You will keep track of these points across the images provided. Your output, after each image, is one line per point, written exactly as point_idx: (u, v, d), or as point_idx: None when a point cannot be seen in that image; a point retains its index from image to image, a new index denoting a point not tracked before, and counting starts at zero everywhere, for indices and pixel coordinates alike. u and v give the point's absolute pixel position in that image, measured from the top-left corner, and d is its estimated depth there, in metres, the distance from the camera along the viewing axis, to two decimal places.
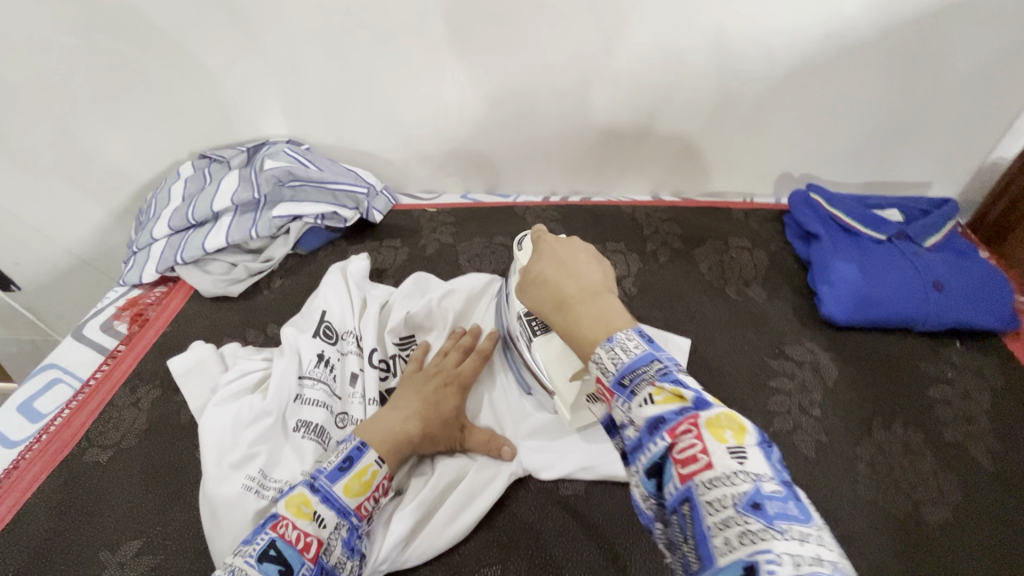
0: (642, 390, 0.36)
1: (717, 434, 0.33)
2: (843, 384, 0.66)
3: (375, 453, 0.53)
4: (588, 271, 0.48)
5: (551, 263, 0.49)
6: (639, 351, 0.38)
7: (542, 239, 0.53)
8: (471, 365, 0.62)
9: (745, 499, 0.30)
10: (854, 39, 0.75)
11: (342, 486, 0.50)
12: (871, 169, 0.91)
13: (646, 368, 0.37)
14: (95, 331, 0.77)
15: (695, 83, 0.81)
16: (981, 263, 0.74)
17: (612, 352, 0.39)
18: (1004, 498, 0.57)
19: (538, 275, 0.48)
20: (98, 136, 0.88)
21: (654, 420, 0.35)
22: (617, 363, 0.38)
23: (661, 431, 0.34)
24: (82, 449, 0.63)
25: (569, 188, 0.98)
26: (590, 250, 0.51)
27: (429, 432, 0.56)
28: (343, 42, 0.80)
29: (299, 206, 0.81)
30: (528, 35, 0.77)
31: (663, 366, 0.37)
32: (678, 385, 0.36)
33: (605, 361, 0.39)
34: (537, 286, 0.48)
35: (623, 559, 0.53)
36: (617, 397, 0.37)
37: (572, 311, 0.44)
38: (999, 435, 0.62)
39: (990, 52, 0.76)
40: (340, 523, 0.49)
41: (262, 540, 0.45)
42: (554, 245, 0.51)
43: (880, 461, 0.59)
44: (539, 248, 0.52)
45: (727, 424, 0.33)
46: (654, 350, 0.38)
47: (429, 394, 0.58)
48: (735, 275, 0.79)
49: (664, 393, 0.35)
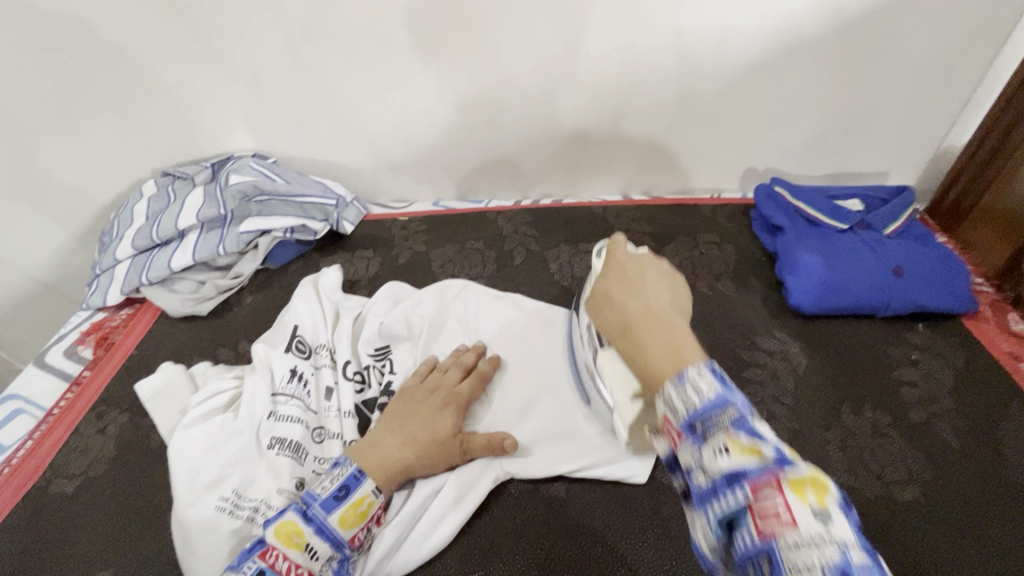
0: (716, 439, 0.32)
1: (800, 494, 0.30)
2: (813, 372, 0.68)
3: (372, 483, 0.52)
4: (657, 292, 0.44)
5: (618, 283, 0.45)
6: (712, 391, 0.34)
7: (610, 254, 0.49)
8: (471, 388, 0.60)
9: (834, 568, 0.27)
10: (806, 36, 0.77)
11: (337, 518, 0.50)
12: (831, 161, 0.94)
13: (719, 412, 0.33)
14: (58, 358, 0.75)
15: (657, 84, 0.82)
16: (938, 248, 0.76)
17: (680, 391, 0.35)
18: (966, 473, 0.59)
19: (610, 298, 0.45)
20: (55, 157, 0.85)
21: (731, 472, 0.31)
22: (688, 405, 0.34)
23: (742, 485, 0.31)
24: (46, 480, 0.61)
25: (540, 191, 0.98)
26: (662, 266, 0.47)
27: (426, 456, 0.55)
28: (304, 55, 0.79)
29: (267, 220, 0.80)
30: (489, 42, 0.77)
31: (739, 412, 0.33)
32: (756, 437, 0.32)
33: (673, 400, 0.35)
34: (604, 307, 0.45)
35: (605, 557, 0.53)
36: (685, 440, 0.34)
37: (638, 338, 0.40)
38: (962, 413, 0.64)
39: (934, 44, 0.79)
40: (332, 555, 0.50)
41: (250, 570, 0.46)
42: (622, 261, 0.47)
43: (851, 444, 0.61)
44: (608, 263, 0.48)
45: (811, 484, 0.30)
46: (729, 390, 0.34)
47: (429, 416, 0.57)
48: (705, 269, 0.80)
49: (741, 445, 0.32)
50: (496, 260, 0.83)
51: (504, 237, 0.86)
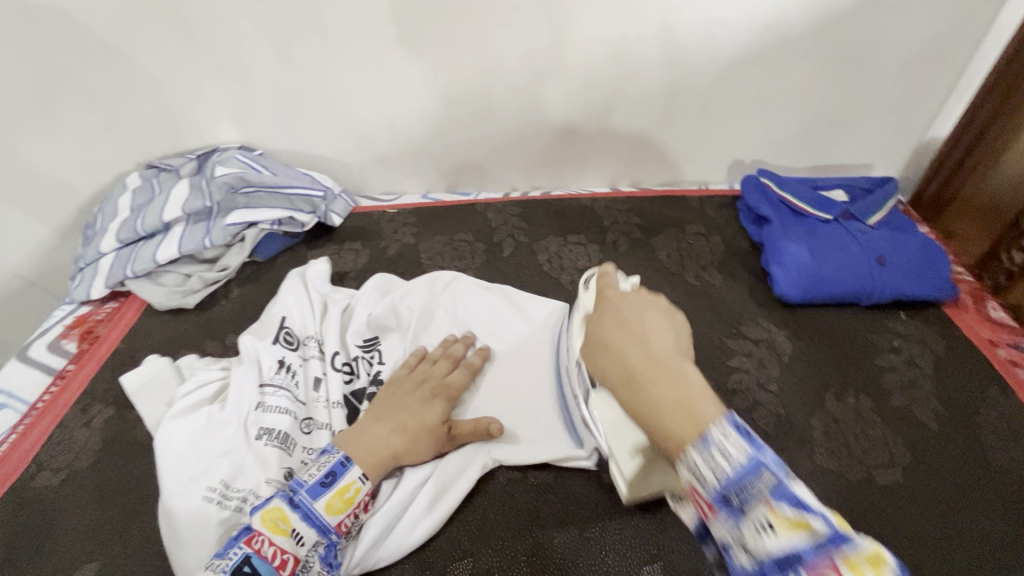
0: (759, 516, 0.32)
1: (855, 569, 0.29)
2: (797, 360, 0.68)
3: (359, 469, 0.52)
4: (658, 333, 0.40)
5: (614, 326, 0.42)
6: (744, 456, 0.32)
7: (605, 295, 0.46)
8: (460, 378, 0.61)
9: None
10: (792, 28, 0.78)
11: (323, 503, 0.50)
12: (816, 153, 0.94)
13: (756, 481, 0.32)
14: (42, 352, 0.74)
15: (645, 75, 0.82)
16: (919, 237, 0.78)
17: (709, 460, 0.33)
18: (945, 455, 0.60)
19: (608, 342, 0.41)
20: (36, 149, 0.84)
21: (781, 556, 0.31)
22: (717, 473, 0.33)
23: (794, 568, 0.30)
24: (30, 474, 0.60)
25: (529, 184, 0.98)
26: (659, 303, 0.44)
27: (415, 444, 0.56)
28: (290, 45, 0.78)
29: (254, 213, 0.80)
30: (477, 32, 0.77)
31: (776, 477, 0.32)
32: (801, 506, 0.31)
33: (701, 470, 0.33)
34: (601, 353, 0.42)
35: (593, 542, 0.54)
36: (726, 516, 0.33)
37: (643, 390, 0.37)
38: (942, 398, 0.65)
39: (917, 37, 0.80)
40: (319, 541, 0.49)
41: (235, 556, 0.46)
42: (619, 302, 0.44)
43: (834, 429, 0.62)
44: (603, 306, 0.45)
45: (866, 558, 0.29)
46: (759, 453, 0.33)
47: (417, 404, 0.57)
48: (693, 260, 0.81)
49: (787, 520, 0.31)
50: (484, 252, 0.83)
51: (493, 229, 0.86)
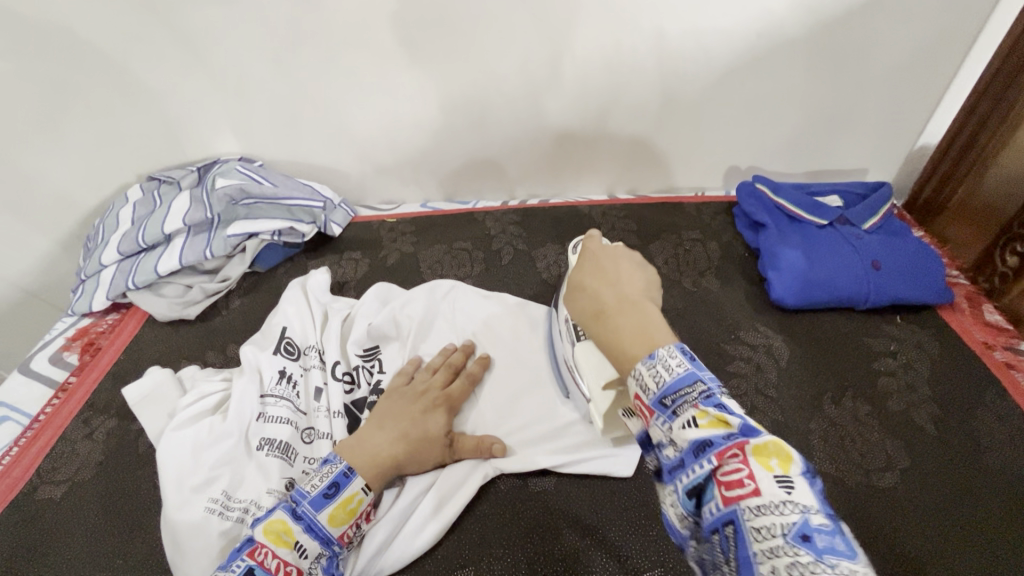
0: (684, 413, 0.37)
1: (764, 461, 0.34)
2: (795, 364, 0.69)
3: (362, 480, 0.53)
4: (630, 279, 0.48)
5: (593, 273, 0.49)
6: (681, 370, 0.39)
7: (588, 245, 0.53)
8: (460, 388, 0.62)
9: (793, 530, 0.31)
10: (783, 37, 0.79)
11: (327, 515, 0.50)
12: (811, 158, 0.96)
13: (689, 388, 0.38)
14: (44, 364, 0.74)
15: (641, 84, 0.83)
16: (915, 241, 0.78)
17: (653, 370, 0.39)
18: (943, 458, 0.61)
19: (585, 285, 0.49)
20: (38, 163, 0.85)
21: (698, 443, 0.36)
22: (659, 381, 0.39)
23: (708, 455, 0.35)
24: (32, 486, 0.60)
25: (527, 192, 0.99)
26: (633, 257, 0.51)
27: (416, 454, 0.56)
28: (289, 59, 0.79)
29: (254, 223, 0.80)
30: (473, 45, 0.78)
31: (707, 388, 0.38)
32: (722, 409, 0.37)
33: (646, 379, 0.39)
34: (579, 293, 0.49)
35: (594, 549, 0.54)
36: (657, 415, 0.38)
37: (611, 322, 0.44)
38: (939, 401, 0.66)
39: (907, 44, 0.81)
40: (321, 552, 0.50)
41: (239, 568, 0.46)
42: (598, 254, 0.52)
43: (832, 433, 0.62)
44: (584, 256, 0.53)
45: (773, 451, 0.34)
46: (696, 369, 0.39)
47: (419, 414, 0.58)
48: (690, 266, 0.82)
49: (708, 417, 0.36)
50: (483, 260, 0.83)
51: (491, 238, 0.87)
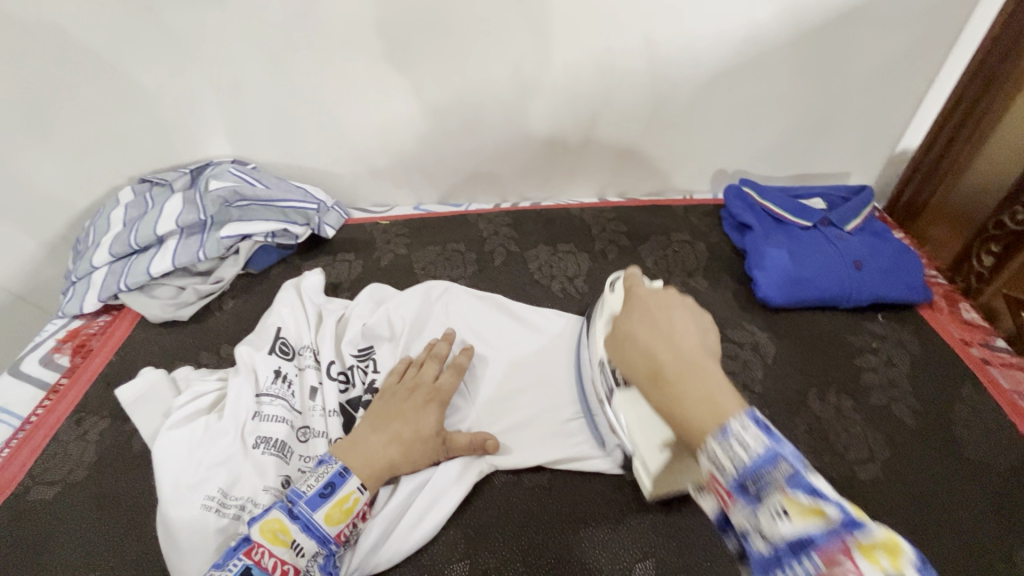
0: (774, 501, 0.33)
1: (873, 558, 0.30)
2: (781, 361, 0.71)
3: (358, 480, 0.53)
4: (687, 333, 0.43)
5: (643, 322, 0.45)
6: (760, 447, 0.33)
7: (635, 291, 0.49)
8: (452, 383, 0.62)
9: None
10: (767, 44, 0.81)
11: (323, 514, 0.50)
12: (796, 162, 0.98)
13: (772, 469, 0.33)
14: (34, 366, 0.74)
15: (630, 88, 0.85)
16: (895, 242, 0.81)
17: (727, 449, 0.34)
18: (922, 450, 0.63)
19: (633, 335, 0.44)
20: (28, 163, 0.84)
21: (796, 540, 0.32)
22: (735, 462, 0.34)
23: (810, 554, 0.31)
24: (24, 487, 0.60)
25: (518, 195, 1.00)
26: (685, 304, 0.47)
27: (411, 453, 0.57)
28: (283, 62, 0.80)
29: (247, 225, 0.81)
30: (466, 49, 0.80)
31: (792, 467, 0.33)
32: (816, 494, 0.32)
33: (719, 458, 0.34)
34: (628, 346, 0.44)
35: (586, 542, 0.55)
36: (738, 501, 0.34)
37: (671, 385, 0.39)
38: (919, 395, 0.68)
39: (887, 51, 0.84)
40: (319, 551, 0.50)
41: (235, 567, 0.46)
42: (646, 299, 0.47)
43: (817, 427, 0.64)
44: (630, 303, 0.48)
45: (882, 545, 0.30)
46: (776, 443, 0.34)
47: (412, 413, 0.58)
48: (679, 266, 0.83)
49: (803, 507, 0.32)
50: (476, 261, 0.85)
51: (484, 239, 0.88)
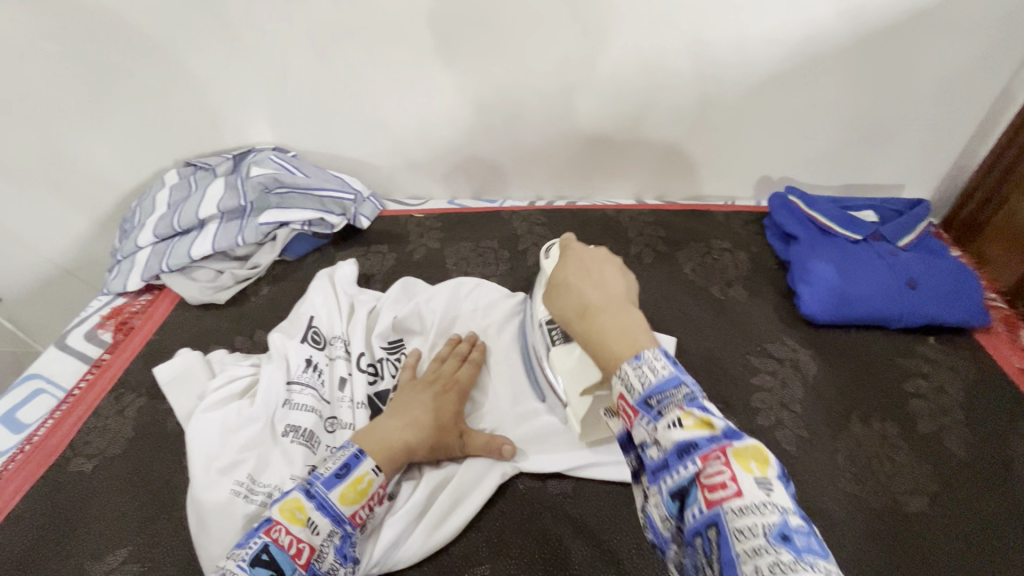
0: (669, 413, 0.36)
1: (744, 463, 0.33)
2: (821, 380, 0.68)
3: (372, 461, 0.53)
4: (615, 282, 0.47)
5: (577, 273, 0.48)
6: (666, 372, 0.37)
7: (569, 245, 0.52)
8: (471, 376, 0.63)
9: (775, 531, 0.30)
10: (826, 47, 0.78)
11: (338, 494, 0.50)
12: (848, 172, 0.94)
13: (673, 390, 0.37)
14: (79, 341, 0.76)
15: (676, 88, 0.83)
16: (951, 261, 0.76)
17: (637, 370, 0.38)
18: (973, 485, 0.59)
19: (563, 279, 0.49)
20: (83, 144, 0.87)
21: (684, 446, 0.34)
22: (643, 382, 0.37)
23: (691, 457, 0.34)
24: (66, 458, 0.62)
25: (555, 193, 0.99)
26: (615, 261, 0.50)
27: (427, 439, 0.56)
28: (329, 53, 0.80)
29: (287, 213, 0.82)
30: (511, 44, 0.78)
31: (690, 390, 0.37)
32: (707, 411, 0.36)
33: (630, 379, 0.38)
34: (562, 291, 0.48)
35: (611, 555, 0.54)
36: (640, 415, 0.37)
37: (596, 320, 0.43)
38: (972, 426, 0.64)
39: (955, 57, 0.79)
40: (333, 531, 0.49)
41: (254, 545, 0.46)
42: (579, 251, 0.51)
43: (858, 453, 0.61)
44: (566, 256, 0.51)
45: (754, 454, 0.33)
46: (680, 372, 0.38)
47: (429, 401, 0.59)
48: (717, 275, 0.81)
49: (695, 418, 0.35)
50: (509, 259, 0.84)
51: (518, 238, 0.87)
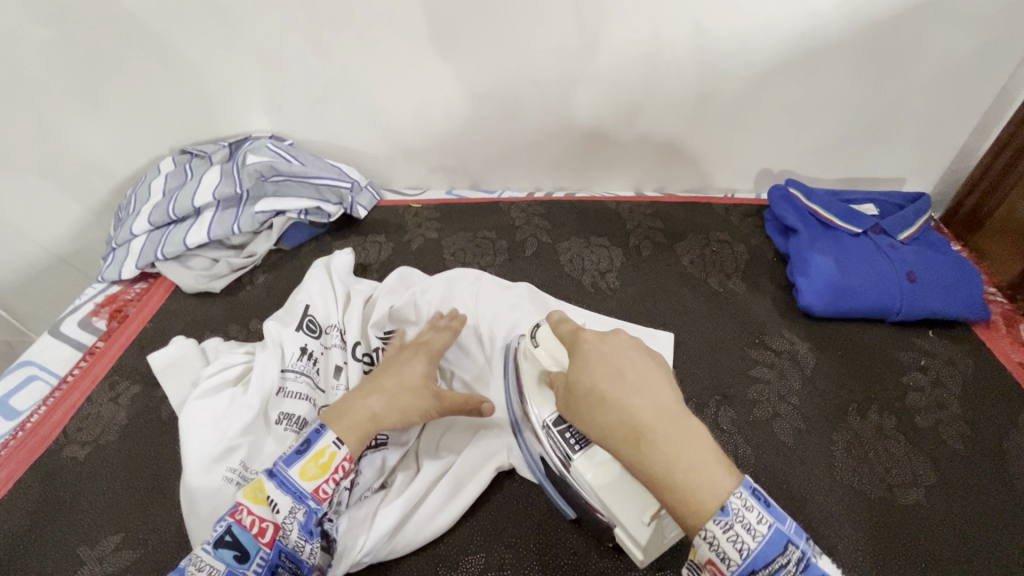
0: None
1: None
2: (820, 373, 0.67)
3: (334, 434, 0.51)
4: (657, 385, 0.44)
5: (612, 381, 0.44)
6: (766, 532, 0.38)
7: (583, 340, 0.48)
8: (441, 343, 0.61)
9: None
10: (828, 38, 0.77)
11: (298, 470, 0.49)
12: (848, 165, 0.93)
13: (779, 555, 0.38)
14: (72, 328, 0.76)
15: (676, 79, 0.82)
16: (952, 255, 0.76)
17: (738, 540, 0.38)
18: (970, 477, 0.59)
19: (595, 390, 0.45)
20: (77, 130, 0.87)
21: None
22: (744, 553, 0.38)
23: None
24: (58, 445, 0.62)
25: (554, 184, 0.98)
26: (642, 351, 0.47)
27: (394, 403, 0.54)
28: (325, 39, 0.79)
29: (282, 200, 0.81)
30: (510, 32, 0.77)
31: (796, 552, 0.38)
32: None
33: (729, 552, 0.38)
34: (597, 407, 0.44)
35: (606, 546, 0.54)
36: None
37: (654, 449, 0.41)
38: (970, 420, 0.64)
39: (959, 49, 0.78)
40: (296, 508, 0.48)
41: (219, 528, 0.46)
42: (601, 347, 0.47)
43: (856, 446, 0.61)
44: (585, 357, 0.47)
45: None
46: (778, 525, 0.38)
47: (395, 367, 0.58)
48: (716, 267, 0.80)
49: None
50: (507, 250, 0.83)
51: (515, 228, 0.86)
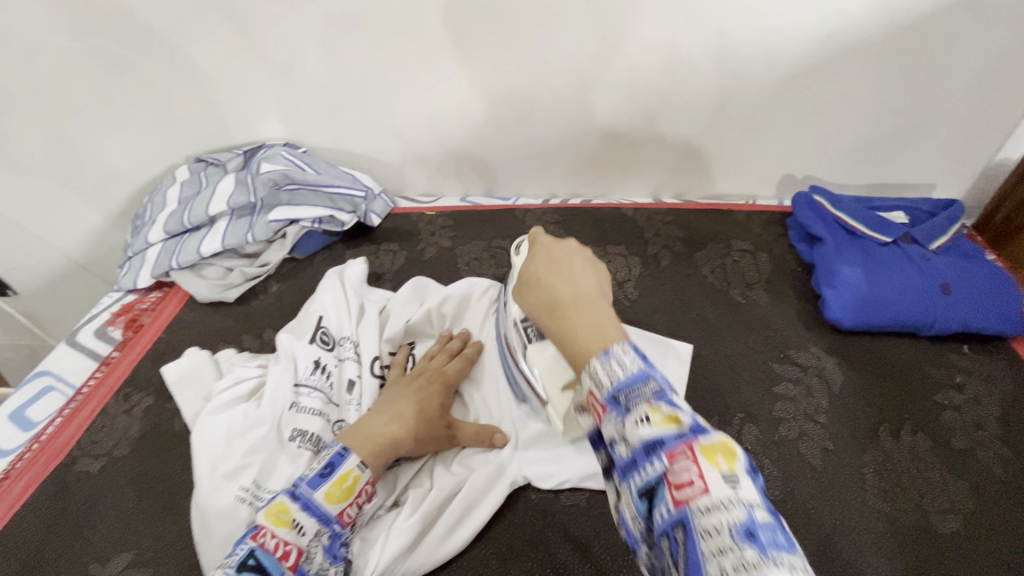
0: (636, 409, 0.34)
1: (713, 460, 0.32)
2: (848, 390, 0.65)
3: (357, 458, 0.52)
4: (586, 276, 0.44)
5: (545, 266, 0.45)
6: (634, 366, 0.36)
7: (537, 238, 0.48)
8: (459, 370, 0.61)
9: (741, 528, 0.29)
10: (856, 40, 0.74)
11: (322, 493, 0.49)
12: (875, 170, 0.90)
13: (642, 385, 0.35)
14: (89, 337, 0.76)
15: (696, 83, 0.80)
16: (987, 265, 0.73)
17: (606, 366, 0.36)
18: (1010, 504, 0.56)
19: (529, 275, 0.45)
20: (94, 139, 0.87)
21: (649, 442, 0.33)
22: (612, 378, 0.36)
23: (658, 455, 0.32)
24: (73, 457, 0.62)
25: (570, 191, 0.97)
26: (587, 253, 0.47)
27: (415, 432, 0.55)
28: (339, 47, 0.79)
29: (296, 209, 0.80)
30: (526, 37, 0.76)
31: (659, 385, 0.35)
32: (676, 407, 0.34)
33: (598, 374, 0.36)
34: (529, 287, 0.45)
35: (624, 571, 0.52)
36: (609, 412, 0.35)
37: (565, 317, 0.41)
38: (1009, 442, 0.61)
39: (995, 50, 0.74)
40: (321, 530, 0.48)
41: (240, 552, 0.44)
42: (548, 245, 0.47)
43: (887, 468, 0.58)
44: (533, 250, 0.47)
45: (722, 450, 0.32)
46: (650, 366, 0.36)
47: (415, 393, 0.58)
48: (738, 277, 0.78)
49: (662, 414, 0.33)
50: None
51: None
